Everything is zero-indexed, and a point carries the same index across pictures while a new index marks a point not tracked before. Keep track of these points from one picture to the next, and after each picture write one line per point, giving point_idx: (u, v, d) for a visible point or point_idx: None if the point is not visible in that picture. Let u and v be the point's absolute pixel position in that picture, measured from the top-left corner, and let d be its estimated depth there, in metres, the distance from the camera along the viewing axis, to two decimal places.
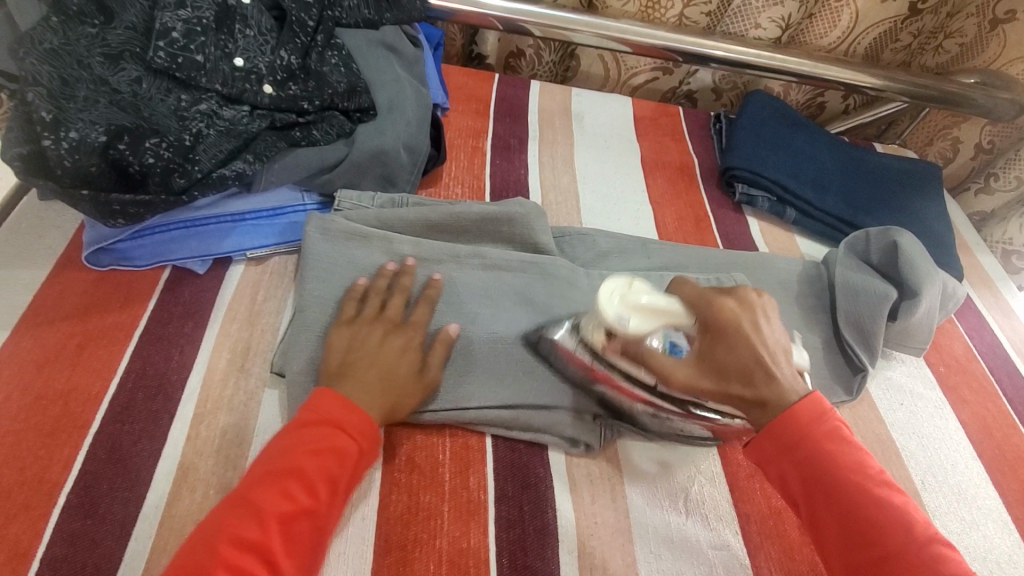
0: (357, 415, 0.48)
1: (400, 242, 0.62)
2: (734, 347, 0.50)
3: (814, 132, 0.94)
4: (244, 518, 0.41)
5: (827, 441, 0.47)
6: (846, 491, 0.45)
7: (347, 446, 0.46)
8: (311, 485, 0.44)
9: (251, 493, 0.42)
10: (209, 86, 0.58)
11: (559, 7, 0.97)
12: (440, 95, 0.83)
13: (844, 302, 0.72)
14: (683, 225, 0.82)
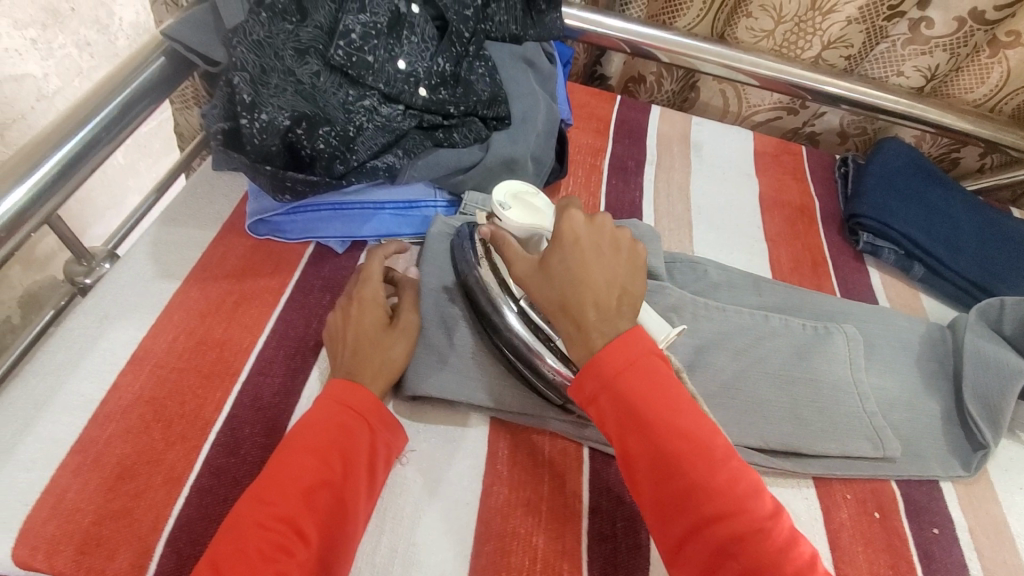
0: (356, 395, 0.50)
1: None
2: (582, 270, 0.50)
3: (949, 187, 0.89)
4: (270, 493, 0.44)
5: (658, 394, 0.44)
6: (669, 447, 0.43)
7: (355, 421, 0.49)
8: (328, 457, 0.46)
9: (277, 467, 0.45)
10: (373, 85, 0.63)
11: (690, 36, 0.98)
12: (567, 111, 0.86)
13: (972, 372, 0.67)
14: (797, 267, 0.79)
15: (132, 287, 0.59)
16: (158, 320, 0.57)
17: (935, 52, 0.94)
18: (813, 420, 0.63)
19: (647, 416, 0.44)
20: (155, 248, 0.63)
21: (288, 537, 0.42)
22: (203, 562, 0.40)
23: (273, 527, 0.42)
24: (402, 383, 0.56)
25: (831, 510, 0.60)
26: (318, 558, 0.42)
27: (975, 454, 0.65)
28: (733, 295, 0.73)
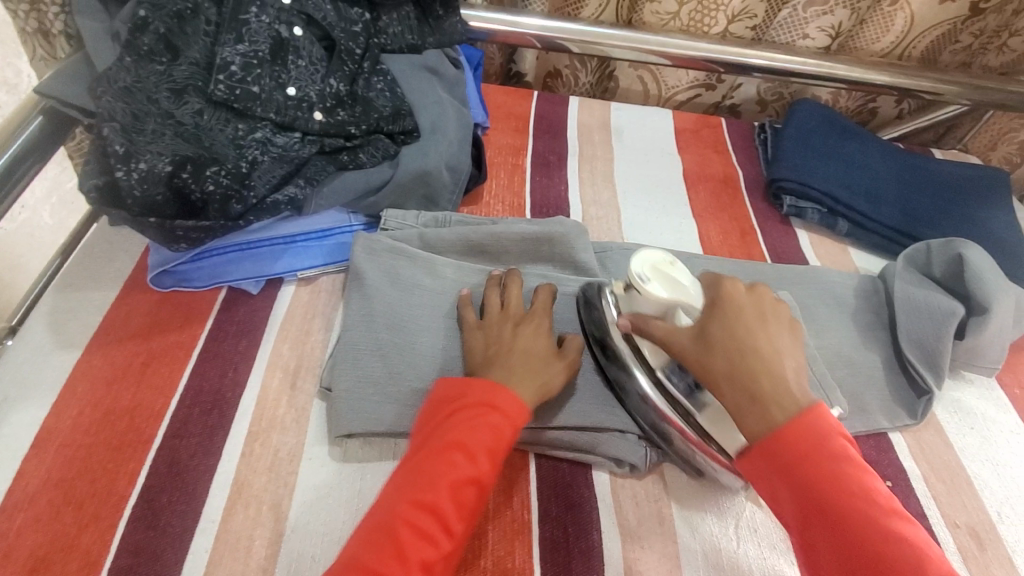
0: (507, 396, 0.49)
1: (443, 264, 0.64)
2: (734, 343, 0.47)
3: (865, 139, 0.91)
4: (421, 485, 0.44)
5: (838, 478, 0.42)
6: (853, 518, 0.41)
7: (503, 423, 0.48)
8: (472, 454, 0.46)
9: (424, 461, 0.46)
10: (263, 116, 0.61)
11: (598, 24, 0.98)
12: (480, 115, 0.85)
13: (905, 320, 0.68)
14: (727, 238, 0.80)
15: (29, 363, 0.55)
16: (62, 395, 0.54)
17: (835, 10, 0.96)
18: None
19: (820, 483, 0.41)
20: (52, 318, 0.59)
21: (432, 528, 0.43)
22: (355, 548, 0.42)
23: (422, 517, 0.43)
24: (332, 421, 0.54)
25: None
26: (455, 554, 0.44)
27: (916, 398, 0.65)
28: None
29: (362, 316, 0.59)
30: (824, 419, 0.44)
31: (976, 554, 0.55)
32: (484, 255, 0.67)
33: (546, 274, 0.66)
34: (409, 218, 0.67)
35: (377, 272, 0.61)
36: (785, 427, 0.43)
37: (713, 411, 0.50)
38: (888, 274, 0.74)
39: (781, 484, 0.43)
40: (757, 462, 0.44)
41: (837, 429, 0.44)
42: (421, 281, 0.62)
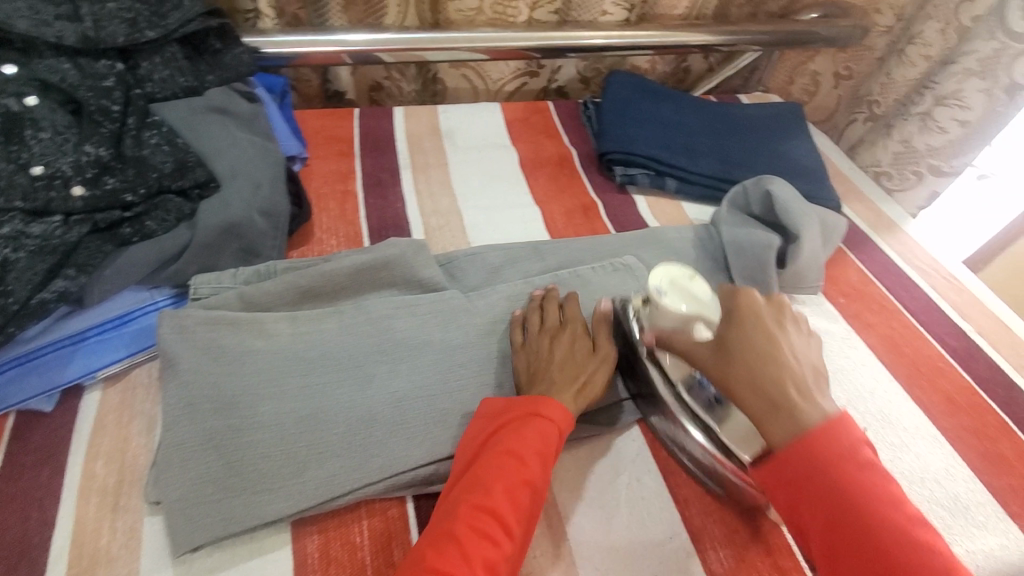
0: (552, 403, 0.51)
1: (273, 320, 0.59)
2: (745, 343, 0.49)
3: (676, 99, 0.97)
4: (478, 490, 0.46)
5: (861, 485, 0.42)
6: (871, 522, 0.42)
7: (552, 421, 0.51)
8: (527, 460, 0.48)
9: (477, 469, 0.48)
10: (6, 205, 0.53)
11: (406, 30, 0.94)
12: (294, 147, 0.80)
13: (735, 260, 0.73)
14: (572, 218, 0.81)
15: None
16: None
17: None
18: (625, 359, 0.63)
19: (840, 486, 0.43)
20: None
21: (494, 531, 0.44)
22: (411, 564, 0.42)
23: (481, 520, 0.44)
24: (171, 532, 0.47)
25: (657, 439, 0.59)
26: (515, 555, 0.44)
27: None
28: (519, 274, 0.72)
29: (184, 403, 0.52)
30: (846, 430, 0.44)
31: None
32: (318, 296, 0.62)
33: (393, 301, 0.63)
34: (225, 278, 0.61)
35: (195, 349, 0.54)
36: (811, 434, 0.44)
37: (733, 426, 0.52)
38: (720, 218, 0.77)
39: (806, 486, 0.44)
40: (778, 466, 0.45)
41: (859, 436, 0.45)
42: (249, 345, 0.56)
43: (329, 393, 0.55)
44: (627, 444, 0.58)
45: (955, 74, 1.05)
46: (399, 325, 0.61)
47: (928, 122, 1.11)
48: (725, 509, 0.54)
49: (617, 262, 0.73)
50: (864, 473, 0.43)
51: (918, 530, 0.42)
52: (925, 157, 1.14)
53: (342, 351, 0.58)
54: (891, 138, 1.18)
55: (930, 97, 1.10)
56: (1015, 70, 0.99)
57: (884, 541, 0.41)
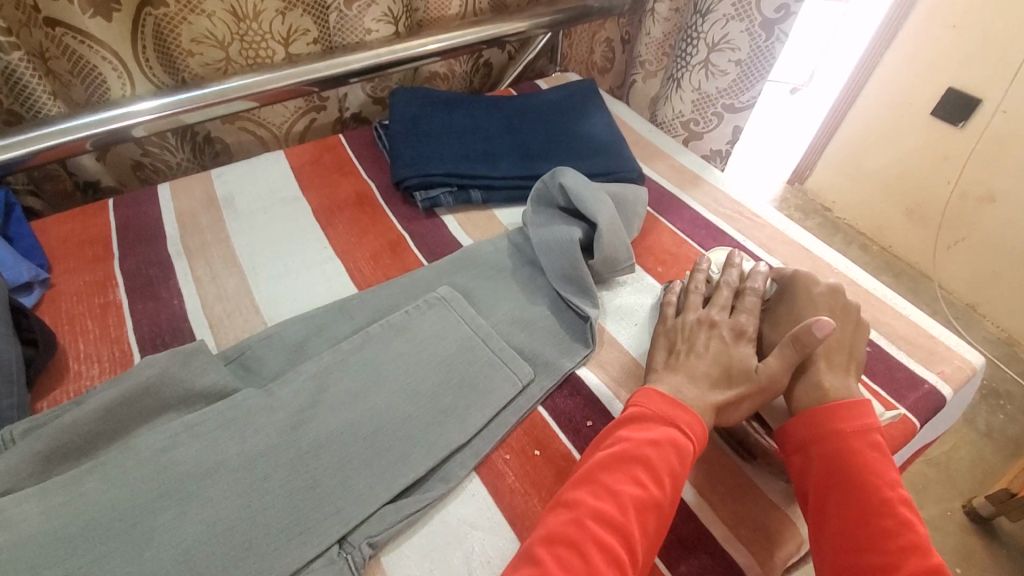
0: (686, 410, 0.53)
1: (6, 504, 0.48)
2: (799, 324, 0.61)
3: (468, 103, 0.93)
4: (585, 518, 0.46)
5: (864, 461, 0.51)
6: (862, 482, 0.50)
7: (688, 432, 0.52)
8: (658, 476, 0.49)
9: (603, 478, 0.49)
10: None
11: (147, 98, 0.83)
12: (26, 271, 0.67)
13: (548, 263, 0.71)
14: (379, 260, 0.75)
15: None
16: None
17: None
18: (450, 407, 0.58)
19: (848, 456, 0.52)
20: None
21: (608, 562, 0.44)
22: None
23: (598, 544, 0.44)
24: None
25: (500, 482, 0.55)
26: None
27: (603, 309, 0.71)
28: (327, 342, 0.65)
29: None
30: (869, 415, 0.54)
31: None
32: (73, 455, 0.52)
33: (167, 427, 0.54)
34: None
35: None
36: (842, 403, 0.55)
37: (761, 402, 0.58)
38: (541, 215, 0.75)
39: (815, 451, 0.53)
40: (810, 427, 0.54)
41: (874, 428, 0.54)
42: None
43: (94, 571, 0.45)
44: (466, 503, 0.54)
45: (717, 19, 1.01)
46: (175, 456, 0.52)
47: (709, 68, 1.07)
48: None
49: (427, 297, 0.68)
50: (874, 453, 0.52)
51: (902, 510, 0.49)
52: (718, 100, 1.10)
53: (106, 513, 0.48)
54: (684, 89, 1.13)
55: (703, 45, 1.06)
56: (764, 6, 0.96)
57: (868, 508, 0.49)
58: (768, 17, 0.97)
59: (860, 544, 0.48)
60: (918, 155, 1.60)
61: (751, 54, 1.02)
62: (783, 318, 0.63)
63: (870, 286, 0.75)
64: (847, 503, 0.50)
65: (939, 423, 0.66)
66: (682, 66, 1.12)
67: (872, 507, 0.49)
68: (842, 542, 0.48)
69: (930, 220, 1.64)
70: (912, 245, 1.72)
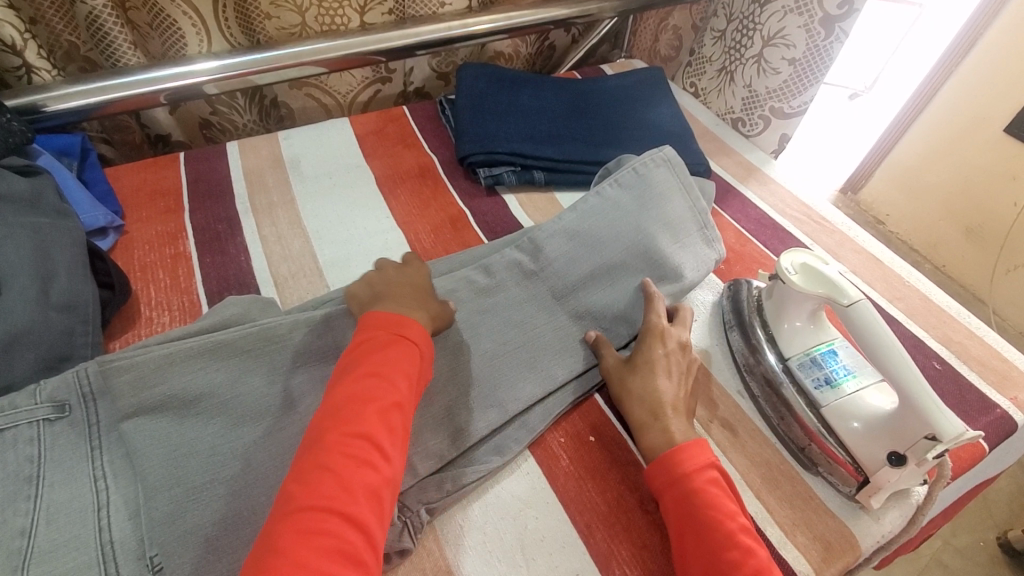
0: (412, 324, 0.50)
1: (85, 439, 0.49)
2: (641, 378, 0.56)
3: (535, 84, 0.92)
4: (366, 399, 0.44)
5: (712, 501, 0.46)
6: (702, 522, 0.45)
7: (414, 339, 0.49)
8: (392, 380, 0.46)
9: (346, 398, 0.45)
10: None
11: (223, 56, 0.84)
12: (102, 216, 0.69)
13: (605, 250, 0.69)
14: (439, 233, 0.75)
15: None
16: None
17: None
18: (516, 386, 0.57)
19: (701, 501, 0.46)
20: None
21: (368, 458, 0.42)
22: (319, 457, 0.41)
23: (352, 460, 0.41)
24: None
25: (554, 466, 0.55)
26: (393, 480, 0.43)
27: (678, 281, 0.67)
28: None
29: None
30: (699, 453, 0.50)
31: (730, 441, 0.57)
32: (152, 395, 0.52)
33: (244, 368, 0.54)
34: (18, 403, 0.48)
35: None
36: (686, 443, 0.50)
37: (836, 406, 0.54)
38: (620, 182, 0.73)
39: (671, 497, 0.48)
40: (659, 473, 0.49)
41: (711, 460, 0.50)
42: (57, 478, 0.46)
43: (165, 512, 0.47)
44: (523, 481, 0.54)
45: (776, 12, 0.98)
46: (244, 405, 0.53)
47: (762, 64, 1.03)
48: (634, 528, 0.51)
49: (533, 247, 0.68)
50: (715, 493, 0.47)
51: (748, 545, 0.44)
52: (767, 101, 1.04)
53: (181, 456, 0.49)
54: (736, 83, 1.09)
55: (760, 38, 1.02)
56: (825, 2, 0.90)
57: (717, 539, 0.44)
58: (825, 15, 0.91)
59: None
60: (984, 173, 1.53)
61: (807, 53, 0.96)
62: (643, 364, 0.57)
63: (943, 304, 0.72)
64: (699, 546, 0.45)
65: (1009, 450, 0.63)
66: (734, 60, 1.08)
67: (722, 544, 0.44)
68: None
69: (989, 242, 1.57)
70: (969, 266, 1.65)
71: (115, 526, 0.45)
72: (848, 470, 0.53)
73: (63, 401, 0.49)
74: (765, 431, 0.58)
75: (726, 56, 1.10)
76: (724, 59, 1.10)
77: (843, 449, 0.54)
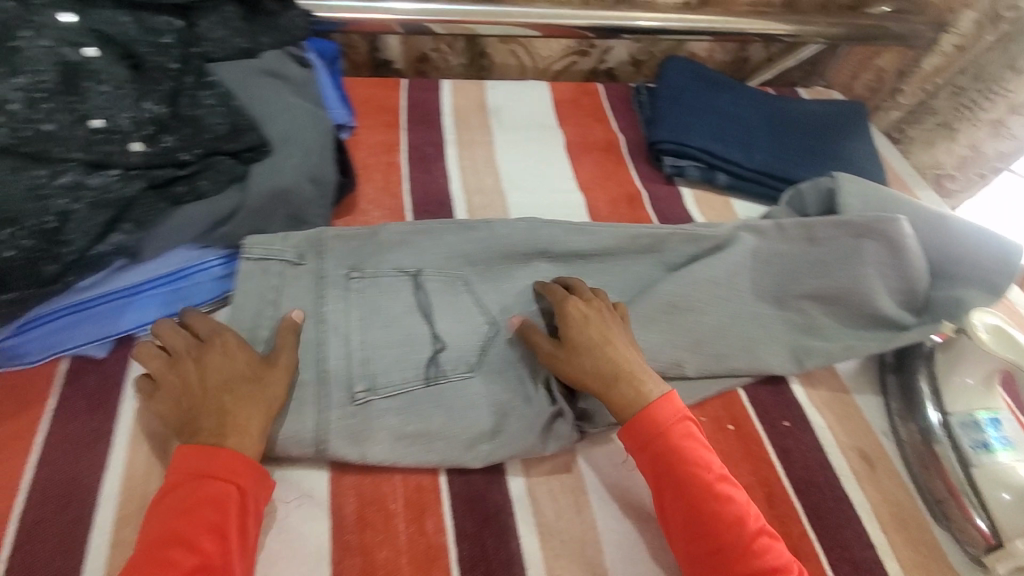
0: (213, 458, 0.46)
1: (324, 285, 0.60)
2: (589, 360, 0.54)
3: (735, 90, 0.93)
4: (176, 549, 0.43)
5: (692, 455, 0.50)
6: (682, 479, 0.49)
7: (230, 496, 0.46)
8: (194, 543, 0.43)
9: (156, 541, 0.43)
10: (66, 156, 0.52)
11: (457, 3, 0.92)
12: (342, 115, 0.79)
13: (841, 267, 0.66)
14: (617, 206, 0.80)
15: None
16: None
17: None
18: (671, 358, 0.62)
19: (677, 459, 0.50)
20: None
21: None
22: None
23: None
24: None
25: None
26: None
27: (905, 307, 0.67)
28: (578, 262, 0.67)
29: None
30: (666, 408, 0.52)
31: (866, 473, 0.58)
32: (365, 265, 0.63)
33: (438, 268, 0.64)
34: (275, 242, 0.60)
35: (248, 298, 0.58)
36: (654, 406, 0.52)
37: (986, 471, 0.54)
38: (845, 185, 0.71)
39: (650, 456, 0.51)
40: (633, 433, 0.52)
41: (677, 415, 0.52)
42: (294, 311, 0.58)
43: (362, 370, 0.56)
44: None
45: None
46: (436, 298, 0.62)
47: (998, 129, 0.96)
48: None
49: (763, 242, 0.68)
50: (693, 451, 0.50)
51: (726, 501, 0.48)
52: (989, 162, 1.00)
53: (382, 326, 0.59)
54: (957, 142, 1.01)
55: (1002, 103, 0.93)
56: None
57: (701, 493, 0.48)
58: None
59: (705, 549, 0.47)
60: None
61: None
62: (576, 362, 0.55)
63: None
64: (682, 494, 0.49)
65: None
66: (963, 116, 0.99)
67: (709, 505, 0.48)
68: (703, 560, 0.47)
69: None
70: None
71: (331, 356, 0.56)
72: (983, 531, 0.52)
73: (302, 252, 0.61)
74: (903, 478, 0.58)
75: (955, 113, 1.00)
76: (950, 115, 1.01)
77: (983, 512, 0.53)
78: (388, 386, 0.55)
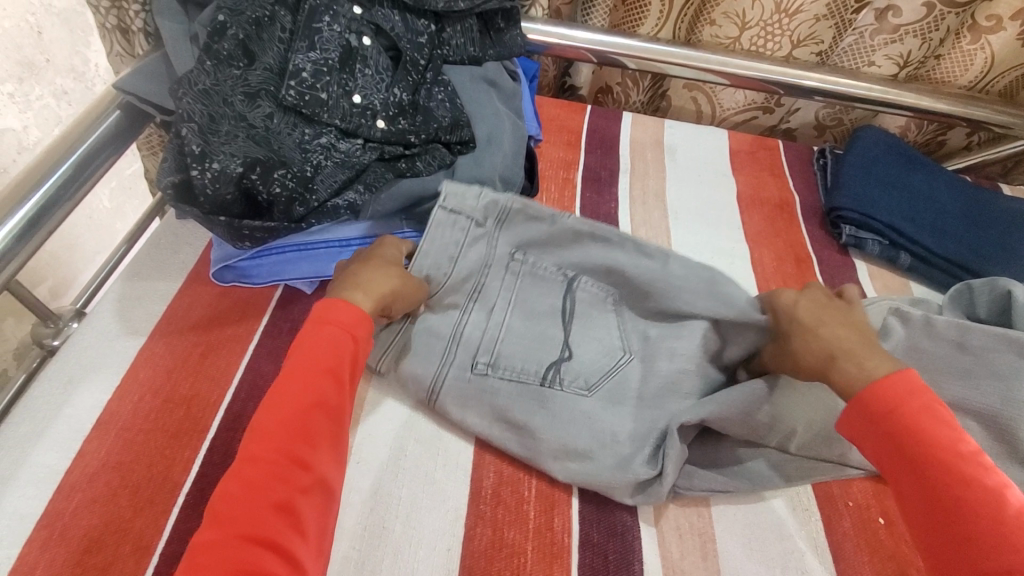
0: (343, 310, 0.52)
1: (495, 260, 0.63)
2: (820, 331, 0.56)
3: (931, 170, 0.88)
4: (299, 385, 0.48)
5: (929, 427, 0.46)
6: (919, 451, 0.46)
7: (348, 342, 0.51)
8: (317, 380, 0.48)
9: (284, 382, 0.48)
10: (329, 121, 0.62)
11: (655, 41, 0.94)
12: (536, 128, 0.85)
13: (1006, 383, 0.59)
14: (782, 265, 0.78)
15: (94, 347, 0.58)
16: (124, 380, 0.56)
17: (991, 45, 0.90)
18: (830, 431, 0.58)
19: (911, 432, 0.46)
20: (120, 305, 0.62)
21: (300, 449, 0.45)
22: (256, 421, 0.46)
23: (295, 428, 0.46)
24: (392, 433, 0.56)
25: (834, 519, 0.56)
26: (330, 468, 0.46)
27: None
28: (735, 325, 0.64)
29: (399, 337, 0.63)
30: (907, 383, 0.49)
31: None
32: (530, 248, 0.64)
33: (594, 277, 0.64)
34: (468, 202, 0.63)
35: (427, 248, 0.62)
36: (882, 380, 0.49)
37: None
38: None
39: (876, 433, 0.48)
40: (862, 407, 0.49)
41: (916, 391, 0.48)
42: (463, 275, 0.63)
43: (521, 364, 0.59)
44: (797, 514, 0.56)
45: None
46: (582, 306, 0.63)
47: None
48: None
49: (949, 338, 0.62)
50: (929, 425, 0.47)
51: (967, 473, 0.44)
52: None
53: (525, 313, 0.62)
54: None
55: None
56: None
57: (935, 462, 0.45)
58: None
59: (940, 519, 0.44)
60: None
61: None
62: (809, 330, 0.56)
63: None
64: (920, 471, 0.45)
65: None
66: None
67: (939, 472, 0.45)
68: (933, 526, 0.44)
69: None
70: None
71: (468, 325, 0.61)
72: None
73: (486, 218, 0.63)
74: None
75: None
76: None
77: None
78: (508, 368, 0.58)
